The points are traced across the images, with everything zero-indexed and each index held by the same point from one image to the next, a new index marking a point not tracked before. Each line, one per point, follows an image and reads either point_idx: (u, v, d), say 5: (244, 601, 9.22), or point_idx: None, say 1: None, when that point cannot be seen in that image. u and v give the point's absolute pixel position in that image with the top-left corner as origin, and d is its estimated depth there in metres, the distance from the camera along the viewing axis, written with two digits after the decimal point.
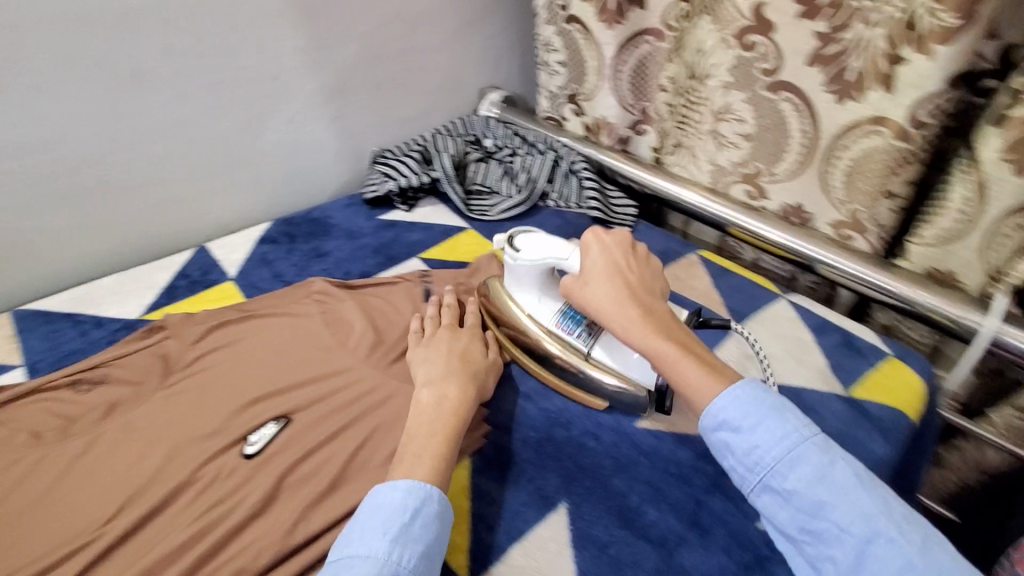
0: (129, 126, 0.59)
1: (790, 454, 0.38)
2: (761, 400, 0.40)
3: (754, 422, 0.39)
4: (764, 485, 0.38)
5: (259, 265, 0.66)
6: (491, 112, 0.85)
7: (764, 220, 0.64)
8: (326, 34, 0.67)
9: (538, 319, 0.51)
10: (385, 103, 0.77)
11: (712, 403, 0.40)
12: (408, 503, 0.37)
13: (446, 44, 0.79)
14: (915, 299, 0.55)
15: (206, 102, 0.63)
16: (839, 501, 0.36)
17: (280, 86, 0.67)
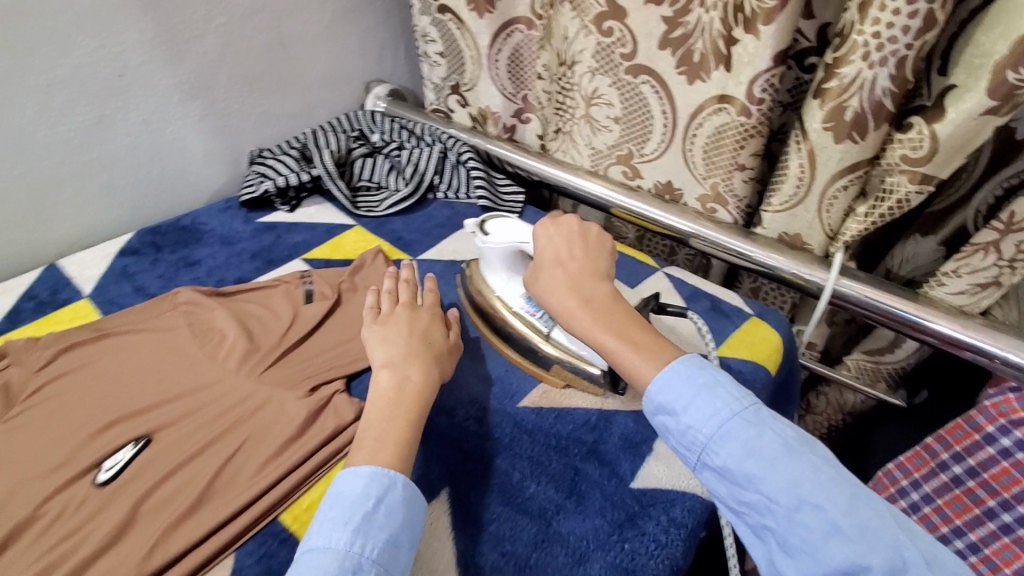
0: (58, 110, 0.63)
1: (719, 429, 0.40)
2: (692, 381, 0.43)
3: (684, 403, 0.42)
4: (701, 463, 0.41)
5: (119, 278, 0.68)
6: (378, 105, 0.90)
7: (642, 201, 0.71)
8: (179, 27, 0.68)
9: (506, 299, 0.58)
10: (257, 100, 0.79)
11: (648, 387, 0.44)
12: (369, 487, 0.40)
13: (318, 39, 0.81)
14: (768, 263, 0.64)
15: (63, 97, 0.63)
16: (766, 473, 0.38)
17: (127, 83, 0.67)
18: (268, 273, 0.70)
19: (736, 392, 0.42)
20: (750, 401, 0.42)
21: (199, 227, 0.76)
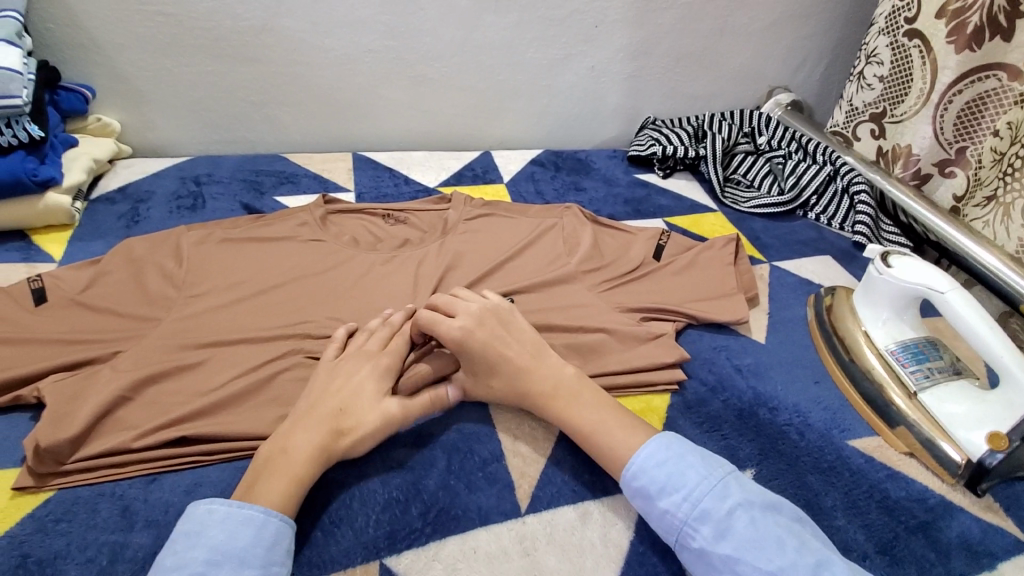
0: (367, 57, 1.05)
1: (692, 507, 0.50)
2: (663, 463, 0.53)
3: (657, 487, 0.52)
4: (680, 542, 0.51)
5: (399, 247, 0.85)
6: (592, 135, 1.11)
7: (904, 252, 0.75)
8: (431, 58, 1.08)
9: (877, 351, 0.74)
10: (448, 99, 1.14)
11: (626, 472, 0.54)
12: (236, 516, 0.48)
13: (532, 61, 1.14)
14: (994, 336, 0.65)
15: (392, 44, 1.04)
16: (732, 540, 0.48)
17: (423, 62, 1.08)
18: (515, 254, 0.84)
19: (702, 470, 0.52)
20: (716, 479, 0.52)
21: (445, 216, 0.93)
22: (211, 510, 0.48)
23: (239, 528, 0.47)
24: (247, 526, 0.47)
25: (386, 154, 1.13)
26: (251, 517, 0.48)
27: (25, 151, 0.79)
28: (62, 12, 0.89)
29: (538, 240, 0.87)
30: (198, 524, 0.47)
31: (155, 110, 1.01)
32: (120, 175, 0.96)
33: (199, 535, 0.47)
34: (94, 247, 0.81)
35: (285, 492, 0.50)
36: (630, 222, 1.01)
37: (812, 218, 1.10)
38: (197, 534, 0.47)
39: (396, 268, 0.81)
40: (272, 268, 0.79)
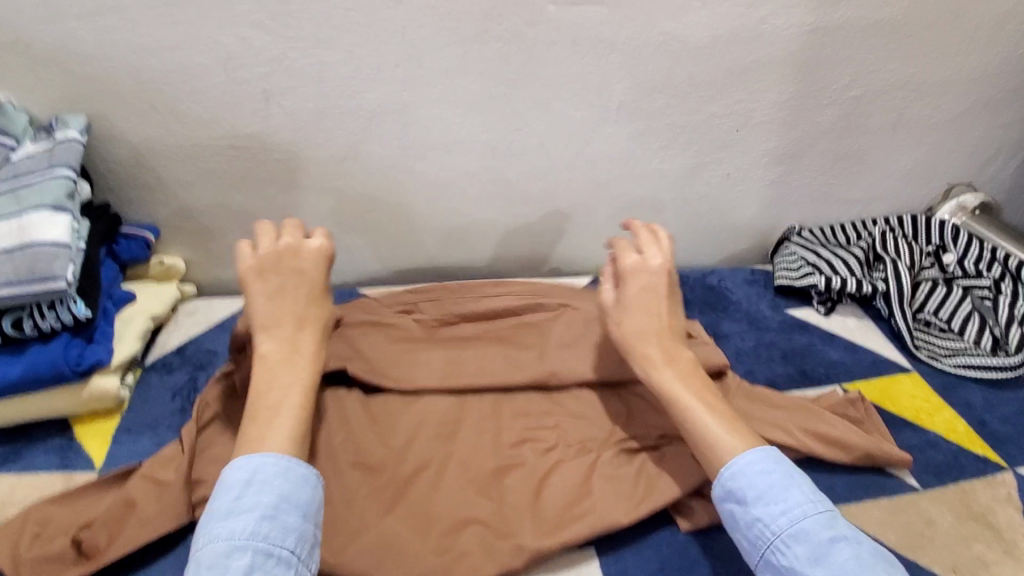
0: (459, 179, 0.88)
1: (791, 520, 0.52)
2: (766, 474, 0.54)
3: (760, 492, 0.53)
4: (767, 554, 0.52)
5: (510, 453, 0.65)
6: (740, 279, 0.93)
7: None
8: (534, 178, 0.90)
9: None
10: (550, 219, 0.95)
11: (728, 468, 0.56)
12: (291, 475, 0.51)
13: (654, 172, 0.94)
14: None
15: (490, 164, 0.87)
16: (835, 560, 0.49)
17: (525, 181, 0.90)
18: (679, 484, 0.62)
19: (806, 493, 0.53)
20: (825, 508, 0.52)
21: None
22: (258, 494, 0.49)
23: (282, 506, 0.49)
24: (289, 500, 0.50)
25: (480, 285, 0.95)
26: (291, 530, 0.48)
27: (71, 333, 0.66)
28: (127, 152, 0.77)
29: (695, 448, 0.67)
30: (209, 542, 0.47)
31: (224, 247, 0.88)
32: (182, 327, 0.83)
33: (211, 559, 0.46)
34: (144, 445, 0.67)
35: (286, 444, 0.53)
36: (798, 394, 0.77)
37: None
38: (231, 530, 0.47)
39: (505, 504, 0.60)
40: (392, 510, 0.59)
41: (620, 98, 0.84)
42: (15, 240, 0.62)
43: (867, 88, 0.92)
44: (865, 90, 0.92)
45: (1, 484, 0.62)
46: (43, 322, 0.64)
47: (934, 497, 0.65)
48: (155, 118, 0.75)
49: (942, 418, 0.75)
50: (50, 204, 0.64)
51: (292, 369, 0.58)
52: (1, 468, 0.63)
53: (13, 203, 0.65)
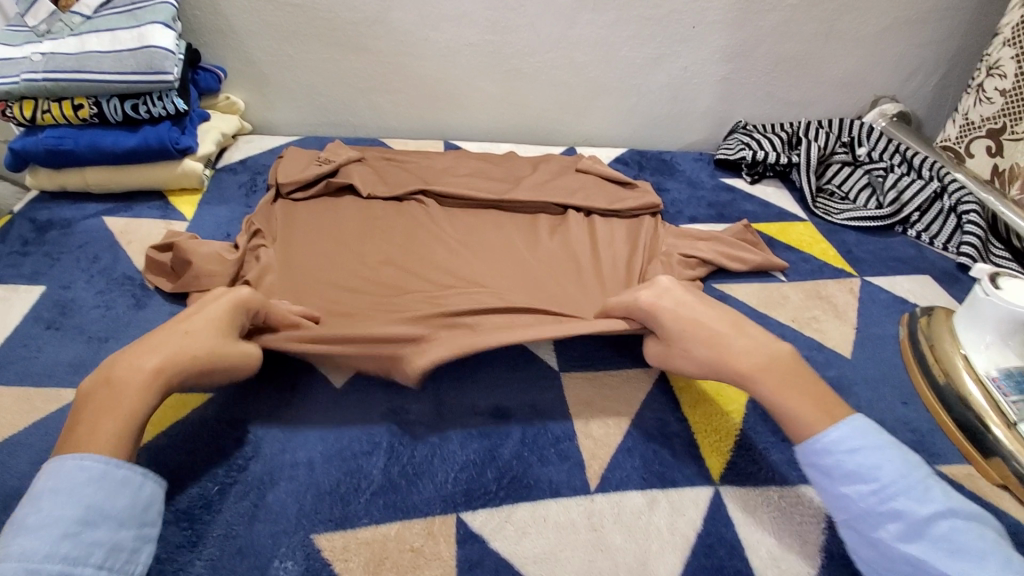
0: (466, 48, 1.09)
1: (883, 500, 0.50)
2: (878, 448, 0.52)
3: (866, 488, 0.51)
4: (884, 516, 0.50)
5: None
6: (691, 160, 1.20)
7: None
8: (525, 54, 1.11)
9: (972, 375, 0.70)
10: (538, 93, 1.17)
11: (818, 455, 0.53)
12: (66, 483, 0.46)
13: (625, 59, 1.14)
14: None
15: (490, 38, 1.08)
16: (934, 542, 0.48)
17: (518, 56, 1.11)
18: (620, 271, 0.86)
19: (903, 467, 0.51)
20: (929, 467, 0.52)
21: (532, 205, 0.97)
22: (41, 485, 0.46)
23: (72, 493, 0.46)
24: (77, 490, 0.46)
25: (476, 143, 1.18)
26: (87, 521, 0.45)
27: (171, 122, 0.90)
28: (207, 0, 0.99)
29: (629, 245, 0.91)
30: (60, 484, 0.46)
31: (276, 93, 1.11)
32: (242, 149, 1.06)
33: (64, 493, 0.45)
34: (220, 211, 0.91)
35: (112, 434, 0.49)
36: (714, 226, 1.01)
37: (913, 236, 1.05)
38: (16, 541, 0.43)
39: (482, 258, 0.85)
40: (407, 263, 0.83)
41: None
42: (137, 43, 0.85)
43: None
44: (801, 1, 1.12)
45: (122, 222, 0.86)
46: (154, 110, 0.87)
47: (794, 285, 0.89)
48: None
49: (819, 247, 0.98)
50: (160, 19, 0.86)
51: (134, 363, 0.53)
52: (119, 214, 0.88)
53: (133, 19, 0.87)
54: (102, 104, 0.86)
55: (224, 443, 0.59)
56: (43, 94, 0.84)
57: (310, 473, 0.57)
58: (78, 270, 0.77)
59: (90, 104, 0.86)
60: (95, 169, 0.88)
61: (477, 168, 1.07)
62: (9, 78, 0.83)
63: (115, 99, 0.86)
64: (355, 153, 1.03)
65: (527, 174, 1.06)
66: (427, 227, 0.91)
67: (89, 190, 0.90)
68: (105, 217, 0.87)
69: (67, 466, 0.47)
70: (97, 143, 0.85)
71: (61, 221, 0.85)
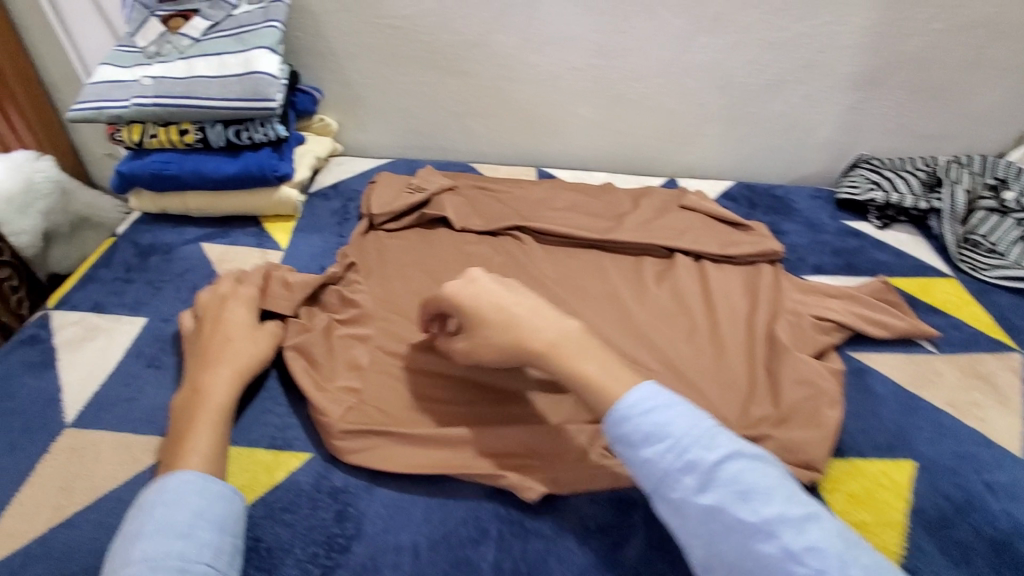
0: (567, 73, 1.03)
1: (679, 454, 0.47)
2: (660, 404, 0.50)
3: (641, 434, 0.49)
4: (682, 466, 0.47)
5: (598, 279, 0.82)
6: (808, 195, 1.09)
7: None
8: (630, 80, 1.03)
9: None
10: (639, 120, 1.09)
11: (615, 416, 0.50)
12: (182, 490, 0.48)
13: (738, 86, 1.04)
14: None
15: (593, 62, 1.01)
16: (743, 497, 0.45)
17: (621, 82, 1.04)
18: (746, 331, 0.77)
19: (689, 418, 0.49)
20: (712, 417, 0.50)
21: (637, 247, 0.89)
22: (164, 488, 0.48)
23: (189, 498, 0.48)
24: (193, 495, 0.48)
25: (570, 172, 1.11)
26: (201, 528, 0.46)
27: (271, 148, 0.88)
28: (310, 22, 0.97)
29: (752, 298, 0.82)
30: (173, 493, 0.47)
31: (368, 115, 1.09)
32: (333, 172, 1.04)
33: (179, 503, 0.47)
34: (314, 241, 0.89)
35: (213, 433, 0.55)
36: (841, 279, 0.90)
37: None
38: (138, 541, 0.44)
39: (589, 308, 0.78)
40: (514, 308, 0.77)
41: (718, 9, 0.95)
42: (243, 68, 0.83)
43: (953, 23, 0.98)
44: (950, 26, 0.99)
45: (219, 249, 0.85)
46: (256, 136, 0.86)
47: (946, 358, 0.78)
48: None
49: (969, 311, 0.86)
50: (266, 45, 0.85)
51: (210, 372, 0.59)
52: (216, 240, 0.86)
53: (240, 44, 0.86)
54: (207, 129, 0.85)
55: (326, 515, 0.55)
56: (151, 118, 0.83)
57: (415, 562, 0.52)
58: (177, 301, 0.76)
59: (195, 130, 0.85)
60: (196, 194, 0.87)
61: (574, 201, 1.00)
62: (121, 102, 0.83)
63: (219, 125, 0.85)
64: (446, 181, 0.98)
65: (629, 209, 0.97)
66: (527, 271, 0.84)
67: (188, 213, 0.89)
68: (202, 243, 0.85)
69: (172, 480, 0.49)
70: (200, 168, 0.84)
71: (162, 247, 0.84)
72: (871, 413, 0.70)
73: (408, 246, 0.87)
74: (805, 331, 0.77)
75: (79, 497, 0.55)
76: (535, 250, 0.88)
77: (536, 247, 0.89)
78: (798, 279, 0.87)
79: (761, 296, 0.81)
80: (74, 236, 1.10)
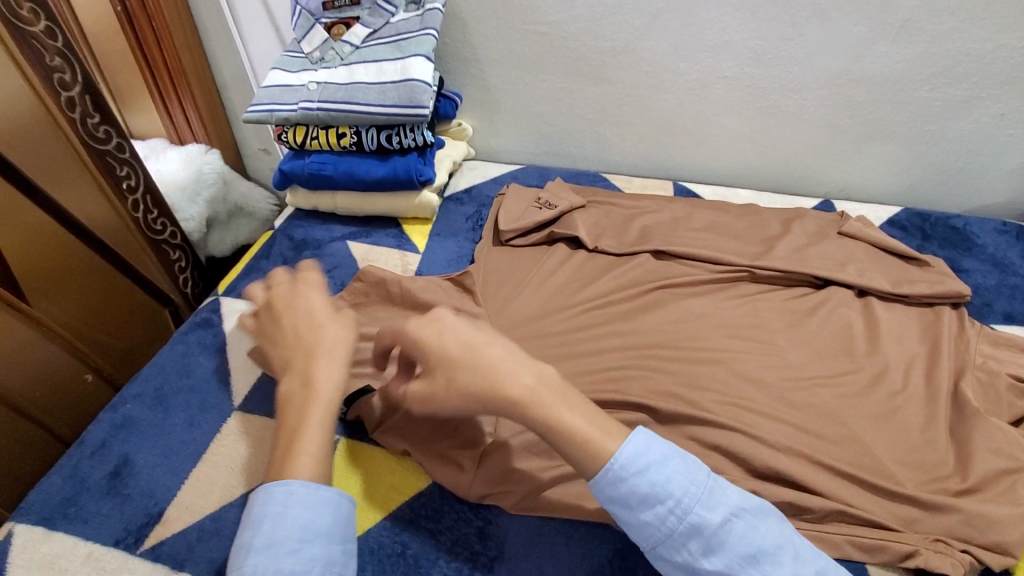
0: (718, 84, 0.96)
1: (682, 516, 0.46)
2: (653, 467, 0.46)
3: (640, 498, 0.46)
4: (707, 546, 0.45)
5: (746, 309, 0.76)
6: (996, 227, 0.94)
7: None
8: (788, 91, 0.95)
9: None
10: (791, 135, 1.00)
11: (603, 473, 0.47)
12: (298, 500, 0.48)
13: (919, 100, 0.92)
14: None
15: (748, 71, 0.94)
16: (727, 550, 0.45)
17: (778, 93, 0.95)
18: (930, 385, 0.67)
19: (688, 474, 0.47)
20: (696, 460, 0.48)
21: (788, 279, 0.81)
22: (280, 493, 0.49)
23: (301, 508, 0.48)
24: (309, 505, 0.49)
25: (708, 187, 1.06)
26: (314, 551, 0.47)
27: (417, 152, 0.91)
28: (459, 28, 0.98)
29: (933, 344, 0.72)
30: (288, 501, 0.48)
31: (503, 121, 1.09)
32: (467, 176, 1.05)
33: (292, 516, 0.47)
34: (450, 246, 0.90)
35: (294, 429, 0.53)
36: None
37: None
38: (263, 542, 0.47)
39: (736, 339, 0.72)
40: (655, 333, 0.74)
41: (908, 15, 0.84)
42: (400, 75, 0.86)
43: None
44: None
45: (363, 248, 0.89)
46: (404, 141, 0.88)
47: None
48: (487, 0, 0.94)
49: None
50: (423, 52, 0.87)
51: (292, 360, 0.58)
52: (360, 239, 0.90)
53: (398, 51, 0.89)
54: (361, 133, 0.89)
55: (466, 530, 0.59)
56: (315, 122, 0.88)
57: None
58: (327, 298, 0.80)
59: (351, 134, 0.89)
60: (344, 194, 0.92)
61: (715, 219, 0.93)
62: (289, 106, 0.89)
63: (373, 129, 0.88)
64: (577, 199, 0.95)
65: (779, 232, 0.89)
66: (663, 301, 0.79)
67: (336, 211, 0.94)
68: (348, 241, 0.90)
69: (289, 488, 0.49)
70: (352, 170, 0.88)
71: (313, 242, 0.90)
72: None
73: (543, 257, 0.86)
74: (999, 394, 0.66)
75: (246, 480, 0.60)
76: (675, 271, 0.83)
77: (676, 266, 0.84)
78: (989, 329, 0.75)
79: (946, 342, 0.71)
80: (231, 222, 1.20)
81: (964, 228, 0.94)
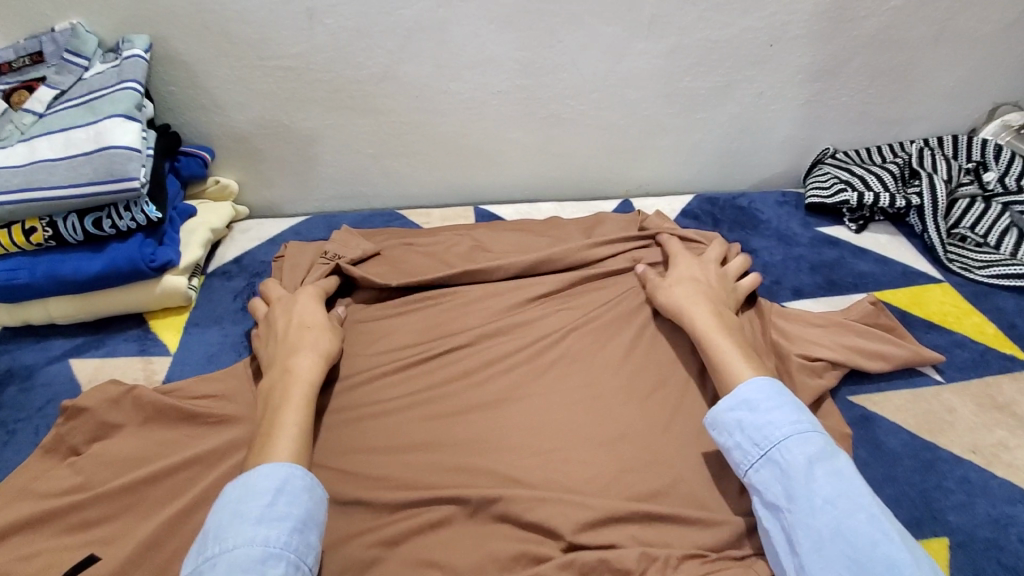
0: (494, 99, 0.90)
1: (805, 437, 0.52)
2: (784, 397, 0.55)
3: (774, 407, 0.53)
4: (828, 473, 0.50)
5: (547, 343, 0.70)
6: (777, 201, 0.98)
7: None
8: (564, 98, 0.91)
9: None
10: (579, 140, 0.97)
11: (747, 384, 0.56)
12: (288, 484, 0.50)
13: (686, 91, 0.93)
14: None
15: (519, 83, 0.89)
16: (842, 479, 0.49)
17: (555, 101, 0.92)
18: None
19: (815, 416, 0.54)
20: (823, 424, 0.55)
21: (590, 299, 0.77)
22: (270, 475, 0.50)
23: (282, 486, 0.49)
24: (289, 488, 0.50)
25: (512, 207, 1.00)
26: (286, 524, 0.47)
27: (145, 232, 0.74)
28: (182, 73, 0.82)
29: None
30: (284, 482, 0.50)
31: (272, 170, 0.94)
32: (237, 241, 0.89)
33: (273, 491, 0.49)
34: (211, 335, 0.74)
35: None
36: (823, 301, 0.80)
37: None
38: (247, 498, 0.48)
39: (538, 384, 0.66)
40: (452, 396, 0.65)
41: (653, 10, 0.84)
42: (94, 144, 0.69)
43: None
44: (908, 1, 0.89)
45: (91, 366, 0.70)
46: (120, 223, 0.71)
47: (955, 388, 0.68)
48: (206, 38, 0.80)
49: (969, 322, 0.77)
50: (120, 112, 0.71)
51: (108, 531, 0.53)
52: (89, 352, 0.72)
53: (89, 114, 0.71)
54: (58, 223, 0.70)
55: None
56: None
57: None
58: (31, 449, 0.62)
59: (44, 226, 0.70)
60: (57, 300, 0.73)
61: (515, 243, 0.87)
62: None
63: (74, 216, 0.70)
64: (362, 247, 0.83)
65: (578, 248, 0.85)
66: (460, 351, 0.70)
67: (53, 323, 0.74)
68: (72, 359, 0.71)
69: (277, 472, 0.51)
70: (57, 272, 0.70)
71: (20, 370, 0.70)
72: (883, 477, 0.60)
73: None
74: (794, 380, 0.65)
75: None
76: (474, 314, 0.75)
77: (473, 306, 0.76)
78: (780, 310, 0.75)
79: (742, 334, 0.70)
80: None
81: (749, 206, 0.97)
